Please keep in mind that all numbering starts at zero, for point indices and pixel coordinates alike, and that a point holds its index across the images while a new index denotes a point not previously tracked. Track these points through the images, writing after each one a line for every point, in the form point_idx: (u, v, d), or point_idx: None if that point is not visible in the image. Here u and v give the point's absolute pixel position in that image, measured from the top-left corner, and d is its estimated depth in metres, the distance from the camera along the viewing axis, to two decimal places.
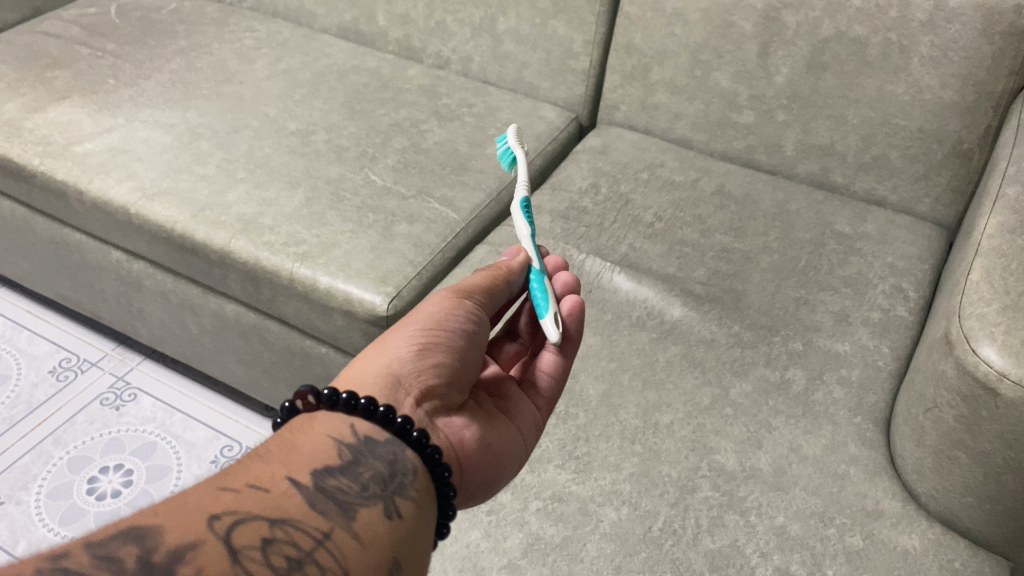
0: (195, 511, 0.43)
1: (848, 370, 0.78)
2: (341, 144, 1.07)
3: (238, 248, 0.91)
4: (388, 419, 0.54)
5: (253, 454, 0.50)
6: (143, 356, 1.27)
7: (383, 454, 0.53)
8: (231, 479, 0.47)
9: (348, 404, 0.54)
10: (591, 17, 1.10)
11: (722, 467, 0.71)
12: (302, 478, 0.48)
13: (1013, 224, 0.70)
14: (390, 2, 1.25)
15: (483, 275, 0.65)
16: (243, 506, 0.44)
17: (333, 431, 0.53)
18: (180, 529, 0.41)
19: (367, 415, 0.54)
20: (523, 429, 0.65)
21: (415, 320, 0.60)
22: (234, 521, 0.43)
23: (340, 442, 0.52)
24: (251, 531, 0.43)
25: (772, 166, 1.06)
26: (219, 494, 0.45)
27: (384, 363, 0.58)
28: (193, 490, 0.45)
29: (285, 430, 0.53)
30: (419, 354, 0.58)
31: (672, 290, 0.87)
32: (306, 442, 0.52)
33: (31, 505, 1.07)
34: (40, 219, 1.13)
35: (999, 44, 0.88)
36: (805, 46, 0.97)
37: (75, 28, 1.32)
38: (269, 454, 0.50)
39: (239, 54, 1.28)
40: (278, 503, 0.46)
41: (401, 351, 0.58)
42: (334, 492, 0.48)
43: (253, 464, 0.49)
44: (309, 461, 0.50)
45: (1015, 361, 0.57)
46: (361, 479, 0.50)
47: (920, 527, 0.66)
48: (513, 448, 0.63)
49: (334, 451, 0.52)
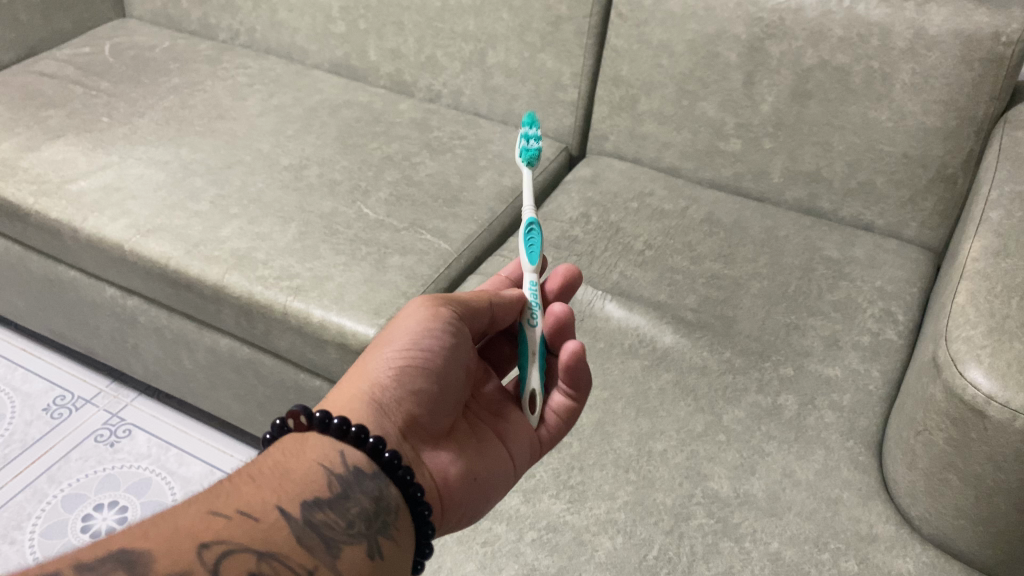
0: (185, 538, 0.44)
1: (839, 395, 0.79)
2: (334, 178, 1.08)
3: (232, 283, 0.92)
4: (376, 451, 0.54)
5: (244, 474, 0.51)
6: (138, 392, 1.27)
7: (370, 488, 0.53)
8: (221, 502, 0.48)
9: (340, 430, 0.54)
10: (579, 49, 1.12)
11: (716, 493, 0.71)
12: (291, 509, 0.49)
13: (997, 247, 0.71)
14: (381, 37, 1.27)
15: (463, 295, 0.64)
16: (232, 536, 0.45)
17: (323, 458, 0.53)
18: (170, 557, 0.43)
19: (357, 443, 0.54)
20: (515, 456, 0.66)
21: (393, 341, 0.60)
22: (224, 552, 0.44)
23: (330, 471, 0.53)
24: (239, 565, 0.44)
25: (760, 193, 1.07)
26: (210, 519, 0.46)
27: (365, 388, 0.58)
28: (183, 511, 0.46)
29: (277, 451, 0.54)
30: (396, 381, 0.58)
31: (663, 317, 0.87)
32: (297, 468, 0.52)
33: (25, 544, 1.06)
34: (34, 257, 1.14)
35: (979, 70, 0.89)
36: (789, 75, 0.99)
37: (70, 68, 1.34)
38: (260, 477, 0.50)
39: (232, 91, 1.29)
40: (266, 535, 0.47)
41: (380, 376, 0.59)
42: (321, 527, 0.49)
43: (244, 486, 0.49)
44: (300, 489, 0.50)
45: (1003, 383, 0.57)
46: (348, 514, 0.51)
47: (914, 551, 0.67)
48: (501, 475, 0.64)
49: (324, 481, 0.52)
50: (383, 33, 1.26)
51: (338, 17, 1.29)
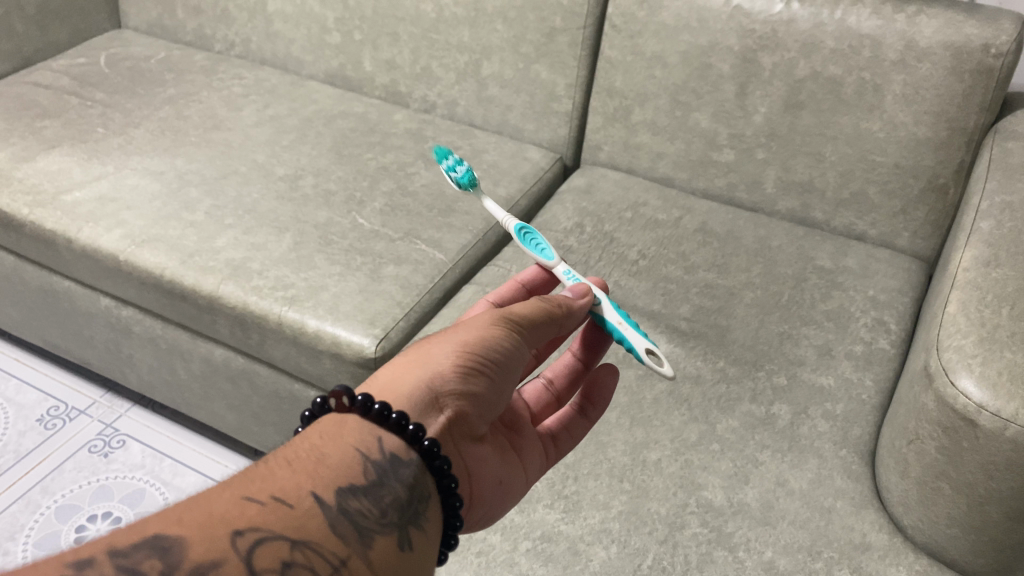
0: (219, 525, 0.44)
1: (832, 404, 0.79)
2: (329, 188, 1.08)
3: (226, 294, 0.92)
4: (416, 438, 0.54)
5: (280, 459, 0.51)
6: (133, 402, 1.27)
7: (406, 476, 0.53)
8: (255, 489, 0.48)
9: (380, 415, 0.54)
10: (573, 60, 1.13)
11: (710, 502, 0.71)
12: (325, 496, 0.49)
13: (987, 257, 0.72)
14: (376, 48, 1.27)
15: (538, 301, 0.66)
16: (265, 523, 0.46)
17: (361, 444, 0.54)
18: (203, 544, 0.43)
19: (396, 429, 0.55)
20: (527, 468, 0.67)
21: (461, 337, 0.61)
22: (257, 540, 0.44)
23: (366, 458, 0.53)
24: (271, 553, 0.44)
25: (754, 203, 1.08)
26: (244, 506, 0.46)
27: (426, 376, 0.59)
28: (219, 498, 0.47)
29: (315, 435, 0.54)
30: (458, 377, 0.59)
31: (657, 326, 0.88)
32: (332, 454, 0.52)
33: (18, 556, 1.06)
34: (29, 267, 1.14)
35: (969, 81, 0.90)
36: (782, 86, 1.00)
37: (65, 78, 1.34)
38: (296, 463, 0.51)
39: (227, 101, 1.30)
40: (300, 522, 0.47)
41: (443, 367, 0.59)
42: (355, 515, 0.49)
43: (280, 473, 0.49)
44: (335, 476, 0.50)
45: (994, 392, 0.58)
46: (382, 502, 0.51)
47: (907, 559, 0.67)
48: (518, 482, 0.66)
49: (360, 468, 0.52)
50: (378, 44, 1.27)
51: (333, 28, 1.30)
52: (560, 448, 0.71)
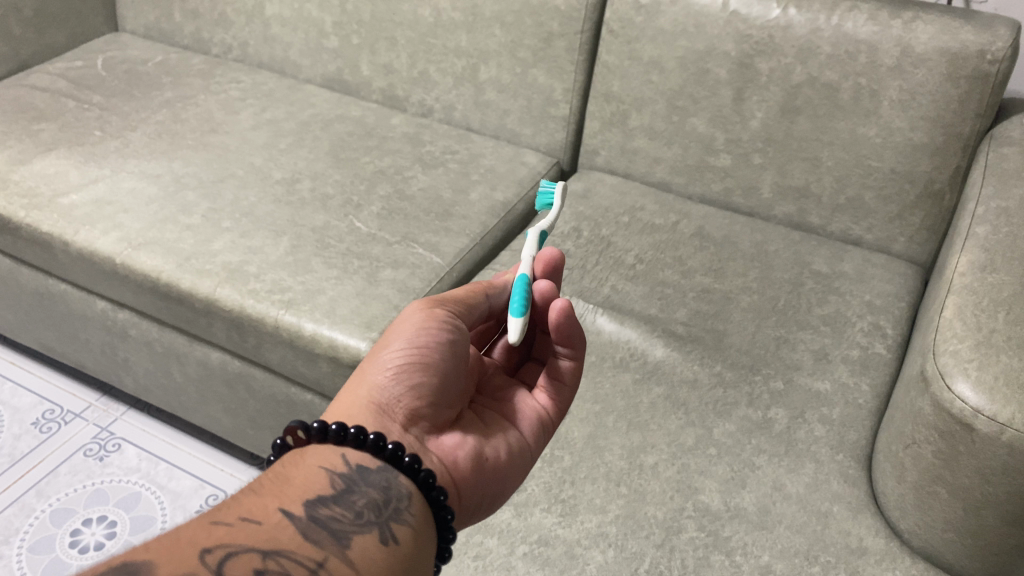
0: (187, 547, 0.45)
1: (829, 408, 0.79)
2: (327, 192, 1.08)
3: (223, 297, 0.92)
4: (378, 447, 0.54)
5: (244, 489, 0.51)
6: (129, 406, 1.27)
7: (377, 480, 0.54)
8: (221, 514, 0.48)
9: (338, 435, 0.55)
10: (570, 65, 1.13)
11: (707, 507, 0.71)
12: (294, 509, 0.50)
13: (983, 261, 0.72)
14: (374, 53, 1.27)
15: (459, 293, 0.66)
16: (235, 539, 0.46)
17: (325, 462, 0.54)
18: (173, 564, 0.43)
19: (357, 444, 0.55)
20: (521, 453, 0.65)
21: (391, 342, 0.61)
22: (226, 553, 0.45)
23: (333, 472, 0.54)
24: (243, 563, 0.45)
25: (750, 208, 1.08)
26: (211, 528, 0.46)
27: (365, 393, 0.59)
28: (184, 526, 0.47)
29: (276, 468, 0.55)
30: (395, 380, 0.59)
31: (654, 330, 0.88)
32: (297, 475, 0.53)
33: (12, 560, 1.05)
34: (25, 270, 1.13)
35: (964, 88, 0.91)
36: (778, 92, 1.00)
37: (63, 81, 1.34)
38: (260, 488, 0.51)
39: (224, 105, 1.30)
40: (270, 535, 0.47)
41: (379, 377, 0.59)
42: (327, 521, 0.50)
43: (245, 498, 0.50)
44: (301, 492, 0.51)
45: (990, 397, 0.58)
46: (355, 506, 0.51)
47: (903, 563, 0.67)
48: (513, 463, 0.64)
49: (327, 482, 0.53)
50: (376, 48, 1.27)
51: (331, 33, 1.30)
52: (555, 426, 0.70)
